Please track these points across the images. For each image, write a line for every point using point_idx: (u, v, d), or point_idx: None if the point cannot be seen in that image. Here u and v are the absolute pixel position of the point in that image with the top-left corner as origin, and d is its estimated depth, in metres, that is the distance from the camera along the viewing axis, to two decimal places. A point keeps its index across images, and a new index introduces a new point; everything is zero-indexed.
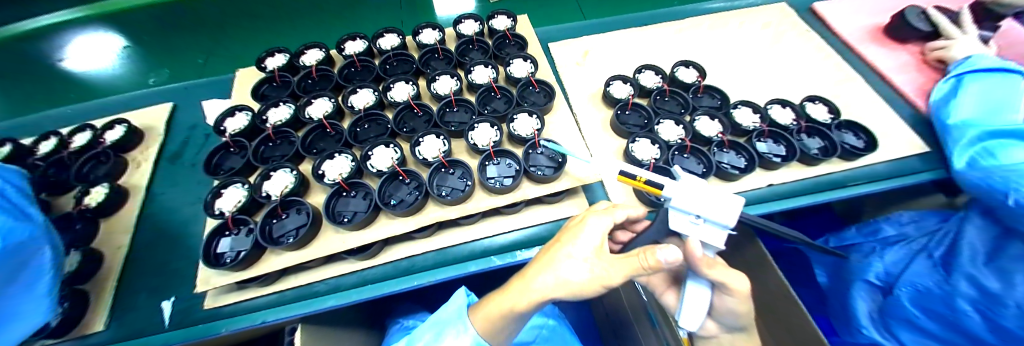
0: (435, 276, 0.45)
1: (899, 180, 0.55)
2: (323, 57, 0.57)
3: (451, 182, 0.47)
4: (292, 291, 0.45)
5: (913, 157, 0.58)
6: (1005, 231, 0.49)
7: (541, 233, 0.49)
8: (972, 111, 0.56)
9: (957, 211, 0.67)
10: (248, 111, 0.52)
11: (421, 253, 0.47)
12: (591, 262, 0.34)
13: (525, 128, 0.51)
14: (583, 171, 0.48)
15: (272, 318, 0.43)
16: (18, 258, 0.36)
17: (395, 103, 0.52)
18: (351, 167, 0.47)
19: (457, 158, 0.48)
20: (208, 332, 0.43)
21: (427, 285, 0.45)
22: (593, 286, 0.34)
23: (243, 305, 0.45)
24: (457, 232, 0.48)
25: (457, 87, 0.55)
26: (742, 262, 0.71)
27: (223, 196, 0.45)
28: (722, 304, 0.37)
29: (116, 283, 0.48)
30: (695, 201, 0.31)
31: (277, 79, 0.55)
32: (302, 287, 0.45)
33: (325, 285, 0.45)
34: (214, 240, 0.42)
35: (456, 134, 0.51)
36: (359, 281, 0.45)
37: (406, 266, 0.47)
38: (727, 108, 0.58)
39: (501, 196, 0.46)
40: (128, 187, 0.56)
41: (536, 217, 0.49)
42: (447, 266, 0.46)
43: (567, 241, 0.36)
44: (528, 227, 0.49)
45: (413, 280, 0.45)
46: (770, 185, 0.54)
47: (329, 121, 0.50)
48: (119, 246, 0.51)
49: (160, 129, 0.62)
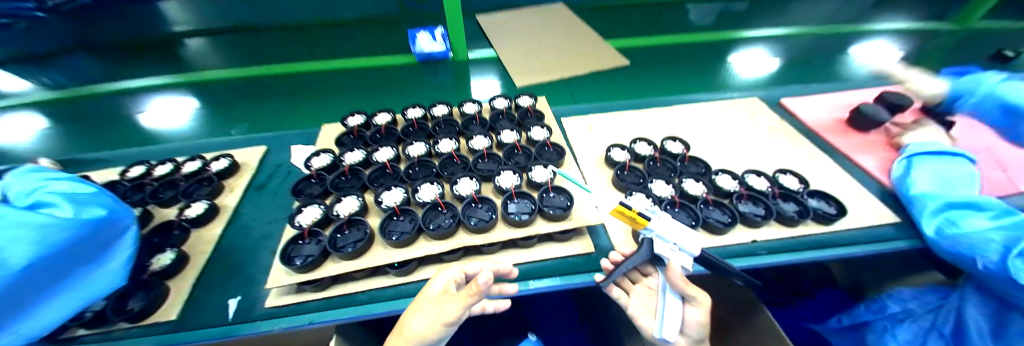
0: None
1: (872, 246, 0.62)
2: (390, 118, 0.76)
3: (479, 215, 0.58)
4: (338, 299, 0.53)
5: (883, 225, 0.65)
6: (1004, 304, 0.57)
7: (551, 266, 0.57)
8: (929, 186, 0.65)
9: (952, 286, 0.70)
10: (330, 153, 0.68)
11: None
12: (433, 301, 0.46)
13: (540, 176, 0.63)
14: (587, 213, 0.59)
15: (319, 320, 0.51)
16: (118, 226, 0.52)
17: (441, 154, 0.67)
18: (402, 198, 0.59)
19: (486, 196, 0.60)
20: (261, 328, 0.50)
21: None
22: (436, 325, 0.45)
23: (295, 307, 0.53)
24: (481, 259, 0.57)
25: (489, 144, 0.70)
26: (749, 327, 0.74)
27: (303, 213, 0.58)
28: (695, 320, 0.44)
29: (193, 283, 0.57)
30: (675, 232, 0.42)
31: (354, 132, 0.73)
32: (347, 296, 0.53)
33: (366, 295, 0.54)
34: (291, 246, 0.54)
35: (486, 178, 0.64)
36: (394, 294, 0.53)
37: None
38: (709, 175, 0.70)
39: (519, 230, 0.57)
40: (220, 206, 0.70)
41: (547, 251, 0.58)
42: None
43: (425, 292, 0.48)
44: (539, 259, 0.57)
45: None
46: (754, 241, 0.61)
47: (390, 163, 0.64)
48: (202, 252, 0.62)
49: (252, 166, 0.79)
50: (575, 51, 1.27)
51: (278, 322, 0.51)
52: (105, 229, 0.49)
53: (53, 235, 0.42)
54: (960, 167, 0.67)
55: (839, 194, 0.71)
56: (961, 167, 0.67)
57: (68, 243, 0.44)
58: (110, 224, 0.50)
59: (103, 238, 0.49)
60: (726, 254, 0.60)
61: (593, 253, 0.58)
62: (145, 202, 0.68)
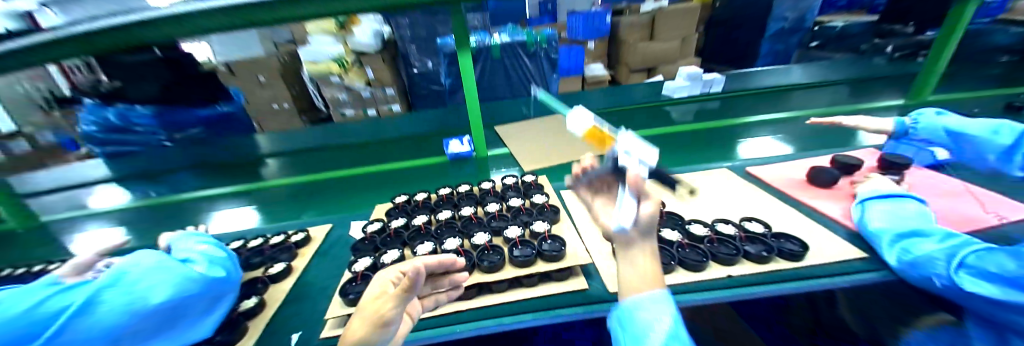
0: (474, 325, 0.64)
1: (840, 277, 0.69)
2: (426, 196, 1.00)
3: (491, 258, 0.74)
4: None
5: (851, 260, 0.73)
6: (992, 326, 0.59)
7: (550, 299, 0.68)
8: (882, 223, 0.75)
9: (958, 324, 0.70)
10: (381, 222, 0.90)
11: (466, 310, 0.68)
12: (375, 300, 0.55)
13: (540, 229, 0.80)
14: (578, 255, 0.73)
15: None
16: (223, 289, 0.70)
17: (463, 217, 0.87)
18: (432, 248, 0.77)
19: (497, 245, 0.77)
20: None
21: (467, 333, 0.64)
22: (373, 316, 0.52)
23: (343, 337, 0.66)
24: (493, 297, 0.70)
25: (500, 209, 0.90)
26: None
27: (359, 262, 0.76)
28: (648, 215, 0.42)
29: (265, 325, 0.72)
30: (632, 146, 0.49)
31: (399, 207, 0.96)
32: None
33: None
34: (347, 287, 0.70)
35: (497, 233, 0.82)
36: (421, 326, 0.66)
37: (454, 318, 0.67)
38: (684, 225, 0.84)
39: (523, 269, 0.71)
40: (292, 268, 0.89)
41: (548, 287, 0.70)
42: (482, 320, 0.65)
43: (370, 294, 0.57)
44: (540, 294, 0.69)
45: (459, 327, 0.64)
46: (730, 276, 0.71)
47: (425, 226, 0.85)
48: (275, 301, 0.79)
49: (318, 239, 1.01)
50: (576, 143, 1.54)
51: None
52: (213, 289, 0.66)
53: (184, 286, 0.60)
54: (909, 206, 0.76)
55: (805, 236, 0.81)
56: (910, 206, 0.76)
57: (189, 295, 0.61)
58: (220, 285, 0.68)
59: (211, 296, 0.67)
60: (703, 287, 0.69)
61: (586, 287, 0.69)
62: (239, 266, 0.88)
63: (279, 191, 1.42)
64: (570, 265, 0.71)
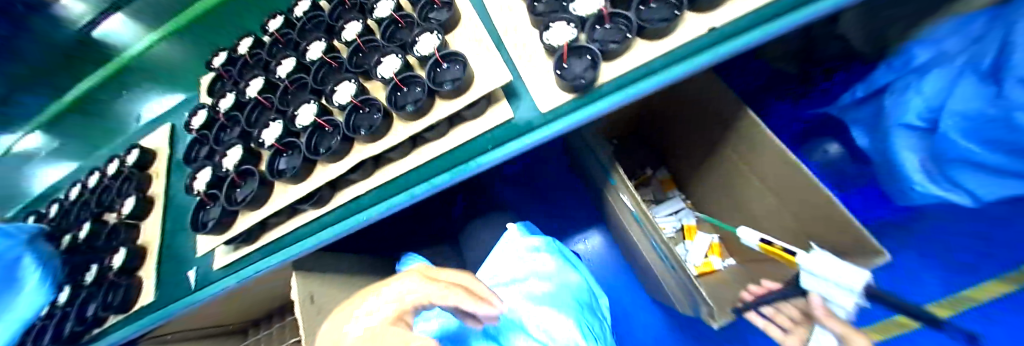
0: (380, 209, 0.49)
1: None
2: (253, 42, 0.62)
3: (368, 121, 0.48)
4: (270, 245, 0.53)
5: None
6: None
7: (468, 147, 0.50)
8: None
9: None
10: (206, 108, 0.59)
11: (365, 192, 0.51)
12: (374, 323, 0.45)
13: (426, 47, 0.49)
14: (489, 74, 0.46)
15: (262, 268, 0.51)
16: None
17: (311, 63, 0.54)
18: (281, 130, 0.51)
19: (369, 97, 0.49)
20: (217, 289, 0.53)
21: (376, 219, 0.50)
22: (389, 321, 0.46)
23: (238, 263, 0.54)
24: (396, 165, 0.51)
25: (362, 30, 0.53)
26: (743, 142, 0.74)
27: (198, 179, 0.53)
28: None
29: (156, 269, 0.59)
30: None
31: (225, 75, 0.62)
32: (276, 241, 0.53)
33: (294, 236, 0.53)
34: (197, 216, 0.51)
35: (366, 75, 0.51)
36: (321, 226, 0.52)
37: (355, 206, 0.52)
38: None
39: (416, 122, 0.48)
40: (153, 195, 0.67)
41: (459, 134, 0.49)
42: (389, 199, 0.50)
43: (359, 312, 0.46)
44: (455, 145, 0.50)
45: (365, 215, 0.50)
46: (715, 29, 0.44)
47: (262, 96, 0.54)
48: (149, 240, 0.62)
49: (165, 148, 0.73)
50: None
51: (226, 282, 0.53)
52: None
53: None
54: None
55: None
56: None
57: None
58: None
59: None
60: (667, 64, 0.45)
61: (513, 116, 0.49)
62: (86, 220, 0.67)
63: (157, 44, 0.99)
64: (479, 96, 0.46)
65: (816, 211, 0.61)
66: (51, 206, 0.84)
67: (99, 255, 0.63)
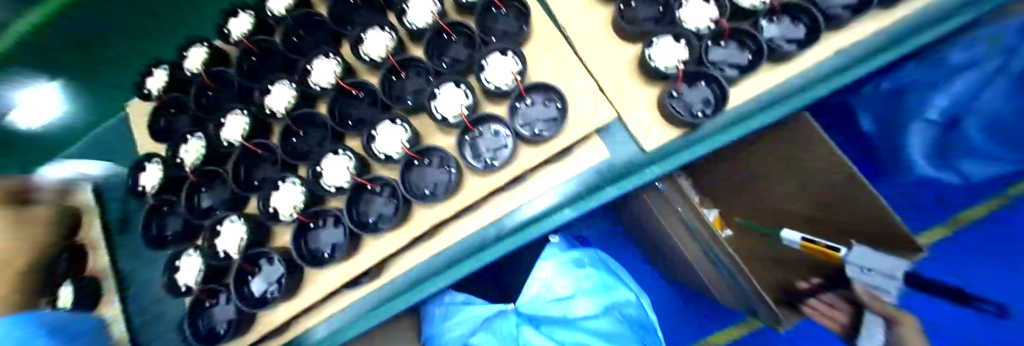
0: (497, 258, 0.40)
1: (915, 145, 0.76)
2: (209, 56, 0.42)
3: (491, 145, 0.36)
4: (354, 307, 0.41)
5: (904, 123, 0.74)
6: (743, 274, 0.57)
7: (583, 188, 0.41)
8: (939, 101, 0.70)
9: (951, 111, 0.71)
10: (157, 159, 0.41)
11: (473, 235, 0.40)
12: None
13: (501, 76, 0.36)
14: (635, 94, 0.40)
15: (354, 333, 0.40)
16: None
17: (321, 91, 0.38)
18: (202, 268, 0.38)
19: (483, 116, 0.36)
20: None
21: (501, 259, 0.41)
22: None
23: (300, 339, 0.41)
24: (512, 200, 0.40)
25: (394, 43, 0.37)
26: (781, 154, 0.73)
27: (177, 269, 0.38)
28: None
29: None
30: None
31: (171, 107, 0.43)
32: (352, 306, 0.40)
33: (401, 281, 0.41)
34: (203, 318, 0.38)
35: (416, 109, 0.37)
36: (414, 280, 0.41)
37: (467, 250, 0.41)
38: (702, 71, 0.37)
39: (543, 146, 0.37)
40: (96, 275, 0.49)
41: (401, 268, 0.39)
42: (506, 247, 0.41)
43: None
44: (577, 176, 0.40)
45: (481, 260, 0.41)
46: (839, 52, 0.39)
47: (251, 141, 0.38)
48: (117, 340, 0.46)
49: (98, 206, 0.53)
50: None
51: None
52: None
53: None
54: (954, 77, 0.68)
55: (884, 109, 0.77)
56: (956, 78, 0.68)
57: None
58: None
59: None
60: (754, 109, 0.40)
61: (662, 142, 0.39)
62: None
63: None
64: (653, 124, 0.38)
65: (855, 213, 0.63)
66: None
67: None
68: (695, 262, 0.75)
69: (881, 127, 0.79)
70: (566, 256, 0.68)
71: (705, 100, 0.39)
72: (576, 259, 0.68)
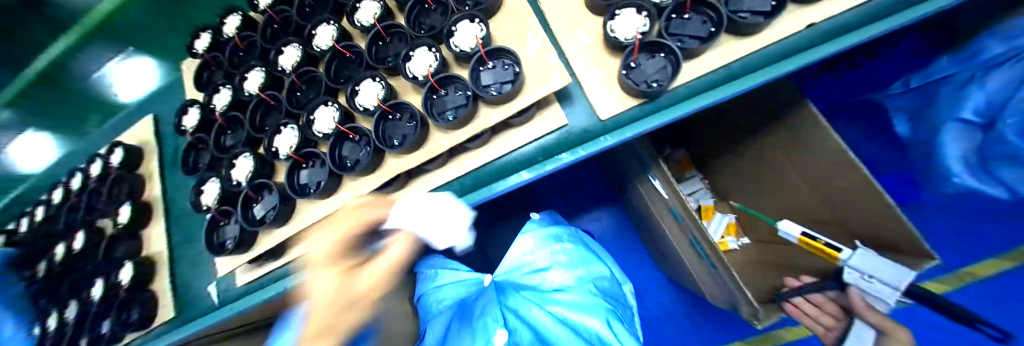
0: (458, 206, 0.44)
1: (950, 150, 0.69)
2: (241, 22, 0.51)
3: (455, 103, 0.41)
4: None
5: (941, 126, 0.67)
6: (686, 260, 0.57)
7: (547, 145, 0.44)
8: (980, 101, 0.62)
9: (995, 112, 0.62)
10: (196, 105, 0.51)
11: (439, 185, 0.45)
12: None
13: (467, 41, 0.41)
14: (595, 63, 0.42)
15: None
16: None
17: (321, 52, 0.45)
18: (219, 192, 0.46)
19: (448, 75, 0.41)
20: (280, 288, 0.48)
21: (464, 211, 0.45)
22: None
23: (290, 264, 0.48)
24: (474, 155, 0.44)
25: (381, 12, 0.44)
26: (785, 150, 0.70)
27: (204, 192, 0.48)
28: None
29: (172, 286, 0.55)
30: None
31: (211, 62, 0.53)
32: None
33: None
34: (215, 233, 0.46)
35: (394, 70, 0.43)
36: None
37: None
38: (657, 42, 0.39)
39: (500, 107, 0.40)
40: (150, 200, 0.61)
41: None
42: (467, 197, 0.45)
43: None
44: (538, 137, 0.43)
45: None
46: (812, 26, 0.38)
47: (266, 93, 0.46)
48: (160, 252, 0.57)
49: (154, 145, 0.64)
50: None
51: (279, 283, 0.48)
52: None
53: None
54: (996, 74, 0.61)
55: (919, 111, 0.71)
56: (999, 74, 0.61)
57: None
58: None
59: None
60: (713, 83, 0.40)
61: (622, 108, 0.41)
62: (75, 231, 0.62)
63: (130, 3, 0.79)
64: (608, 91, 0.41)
65: (875, 215, 0.56)
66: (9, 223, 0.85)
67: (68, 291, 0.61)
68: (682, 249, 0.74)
69: (917, 132, 0.73)
70: (545, 231, 0.73)
71: (662, 69, 0.40)
72: (560, 238, 0.73)
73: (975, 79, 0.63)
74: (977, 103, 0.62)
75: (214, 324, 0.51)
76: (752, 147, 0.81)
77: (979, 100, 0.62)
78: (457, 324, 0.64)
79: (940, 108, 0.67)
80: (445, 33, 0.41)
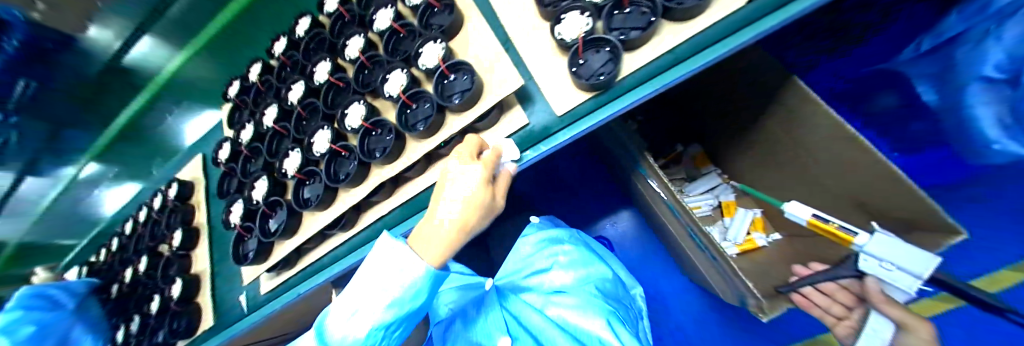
0: None
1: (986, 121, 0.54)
2: (262, 69, 0.62)
3: (423, 114, 0.46)
4: (339, 249, 0.53)
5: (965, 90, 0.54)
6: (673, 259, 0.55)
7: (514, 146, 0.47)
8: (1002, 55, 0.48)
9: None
10: (229, 140, 0.62)
11: (420, 190, 0.49)
12: None
13: (431, 59, 0.47)
14: (546, 67, 0.45)
15: (336, 270, 0.52)
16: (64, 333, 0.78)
17: (319, 85, 0.54)
18: (243, 210, 0.55)
19: (417, 91, 0.47)
20: (292, 295, 0.54)
21: None
22: None
23: (302, 272, 0.55)
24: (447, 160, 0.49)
25: (363, 45, 0.52)
26: (778, 134, 0.67)
27: (233, 212, 0.57)
28: None
29: (211, 297, 0.64)
30: None
31: (241, 104, 0.64)
32: (336, 247, 0.53)
33: (369, 230, 0.52)
34: (240, 245, 0.55)
35: (376, 94, 0.50)
36: (378, 229, 0.51)
37: (414, 204, 0.50)
38: (598, 39, 0.42)
39: (463, 113, 0.45)
40: (198, 225, 0.72)
41: (367, 219, 0.51)
42: None
43: None
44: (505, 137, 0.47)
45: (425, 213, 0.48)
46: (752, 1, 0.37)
47: (279, 125, 0.55)
48: (203, 269, 0.67)
49: (202, 179, 0.77)
50: None
51: (293, 290, 0.55)
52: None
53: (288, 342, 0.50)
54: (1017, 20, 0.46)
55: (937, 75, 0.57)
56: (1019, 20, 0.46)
57: None
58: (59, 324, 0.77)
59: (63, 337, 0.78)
60: (660, 69, 0.41)
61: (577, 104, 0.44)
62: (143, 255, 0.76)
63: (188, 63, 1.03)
64: (563, 89, 0.44)
65: (888, 193, 0.51)
66: (101, 253, 1.06)
67: (140, 304, 0.74)
68: (687, 244, 0.69)
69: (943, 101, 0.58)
70: (544, 233, 0.71)
71: (607, 63, 0.42)
72: (560, 236, 0.70)
73: (989, 34, 0.49)
74: (995, 59, 0.49)
75: (241, 330, 0.59)
76: (746, 135, 0.78)
77: (1000, 56, 0.49)
78: (458, 327, 0.61)
79: (960, 71, 0.54)
80: (414, 56, 0.48)
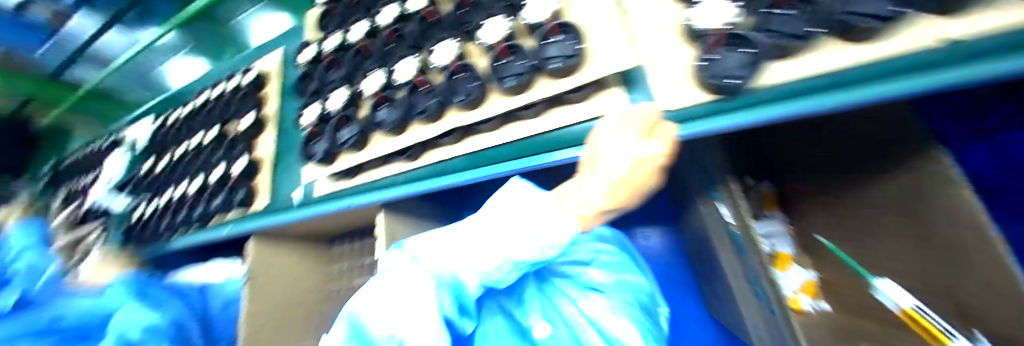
0: (498, 169, 0.46)
1: None
2: None
3: (514, 69, 0.43)
4: (397, 179, 0.53)
5: None
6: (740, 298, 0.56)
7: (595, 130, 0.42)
8: None
9: None
10: (314, 44, 0.63)
11: (491, 145, 0.47)
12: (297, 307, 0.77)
13: (539, 12, 0.43)
14: (661, 52, 0.40)
15: (389, 196, 0.52)
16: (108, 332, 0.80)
17: (413, 12, 0.52)
18: (318, 115, 0.57)
19: (516, 43, 0.44)
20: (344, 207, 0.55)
21: (504, 175, 0.46)
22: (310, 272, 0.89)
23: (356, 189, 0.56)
24: (521, 123, 0.45)
25: None
26: None
27: (307, 114, 0.59)
28: None
29: (268, 185, 0.69)
30: None
31: (331, 12, 0.64)
32: (394, 176, 0.53)
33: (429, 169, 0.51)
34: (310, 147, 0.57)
35: (471, 35, 0.48)
36: (437, 172, 0.50)
37: (480, 157, 0.48)
38: (744, 34, 0.33)
39: (558, 79, 0.42)
40: (266, 116, 0.76)
41: (429, 159, 0.50)
42: (510, 161, 0.46)
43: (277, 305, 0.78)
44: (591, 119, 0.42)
45: (488, 169, 0.47)
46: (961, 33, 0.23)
47: (366, 41, 0.55)
48: (264, 157, 0.71)
49: (276, 74, 0.80)
50: None
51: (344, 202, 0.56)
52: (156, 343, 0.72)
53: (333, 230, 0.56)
54: None
55: None
56: None
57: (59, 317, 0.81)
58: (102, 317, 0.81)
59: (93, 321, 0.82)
60: (812, 88, 0.30)
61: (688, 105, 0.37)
62: (215, 128, 0.82)
63: None
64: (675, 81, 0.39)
65: None
66: (175, 114, 1.15)
67: (205, 172, 0.81)
68: (734, 279, 0.64)
69: None
70: (591, 227, 0.67)
71: (747, 66, 0.33)
72: (607, 236, 0.65)
73: None
74: None
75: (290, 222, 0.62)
76: None
77: None
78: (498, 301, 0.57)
79: None
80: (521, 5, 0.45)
